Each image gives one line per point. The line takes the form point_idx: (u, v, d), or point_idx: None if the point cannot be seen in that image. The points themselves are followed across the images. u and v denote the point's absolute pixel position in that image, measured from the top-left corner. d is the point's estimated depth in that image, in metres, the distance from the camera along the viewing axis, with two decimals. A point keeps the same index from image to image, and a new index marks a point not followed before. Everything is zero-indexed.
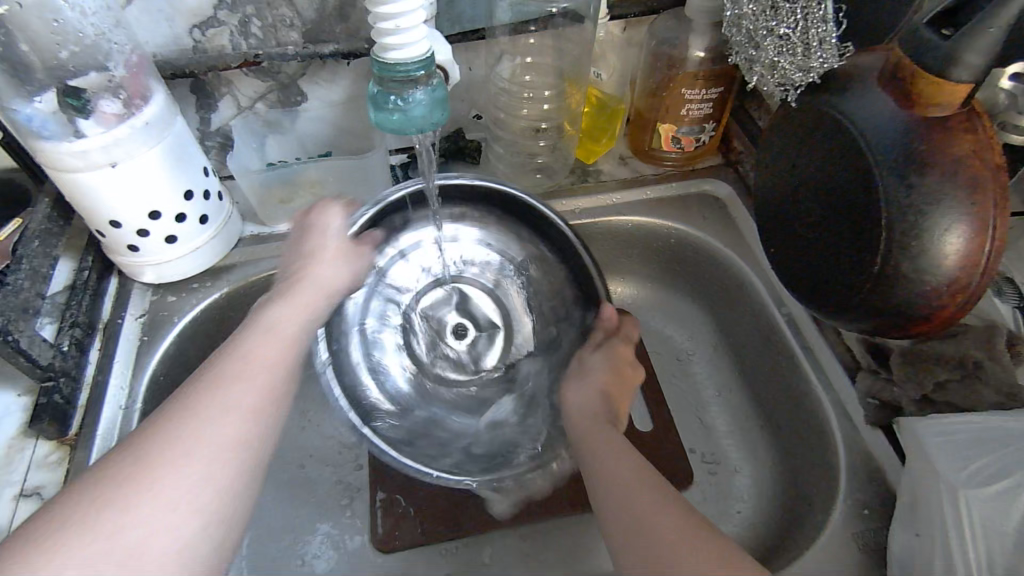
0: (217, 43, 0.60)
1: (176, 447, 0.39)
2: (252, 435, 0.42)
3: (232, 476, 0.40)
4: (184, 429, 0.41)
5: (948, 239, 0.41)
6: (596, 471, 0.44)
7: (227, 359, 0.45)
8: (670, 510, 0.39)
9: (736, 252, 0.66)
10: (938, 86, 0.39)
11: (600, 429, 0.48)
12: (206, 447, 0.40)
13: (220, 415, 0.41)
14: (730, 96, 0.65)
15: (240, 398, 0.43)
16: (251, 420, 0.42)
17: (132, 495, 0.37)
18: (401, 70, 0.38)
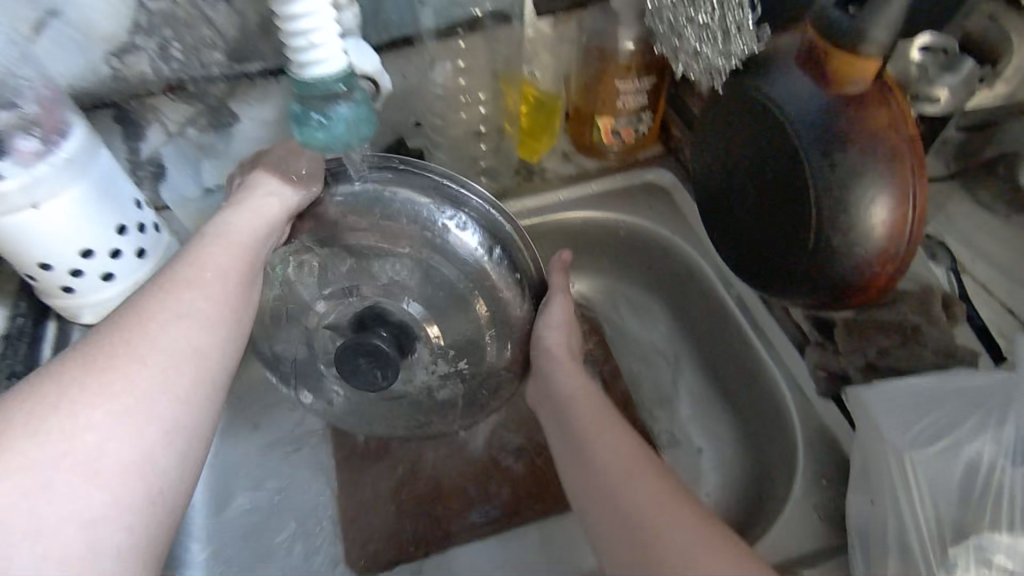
0: (136, 69, 0.58)
1: (108, 370, 0.38)
2: (183, 366, 0.40)
3: (160, 413, 0.38)
4: (108, 370, 0.37)
5: (874, 210, 0.42)
6: (564, 414, 0.51)
7: (167, 276, 0.43)
8: (652, 484, 0.43)
9: (681, 237, 0.67)
10: (850, 62, 0.41)
11: (584, 424, 0.50)
12: (149, 379, 0.38)
13: (181, 330, 0.41)
14: (663, 86, 0.66)
15: (185, 323, 0.41)
16: (198, 341, 0.41)
17: (68, 424, 0.35)
18: (321, 86, 0.37)
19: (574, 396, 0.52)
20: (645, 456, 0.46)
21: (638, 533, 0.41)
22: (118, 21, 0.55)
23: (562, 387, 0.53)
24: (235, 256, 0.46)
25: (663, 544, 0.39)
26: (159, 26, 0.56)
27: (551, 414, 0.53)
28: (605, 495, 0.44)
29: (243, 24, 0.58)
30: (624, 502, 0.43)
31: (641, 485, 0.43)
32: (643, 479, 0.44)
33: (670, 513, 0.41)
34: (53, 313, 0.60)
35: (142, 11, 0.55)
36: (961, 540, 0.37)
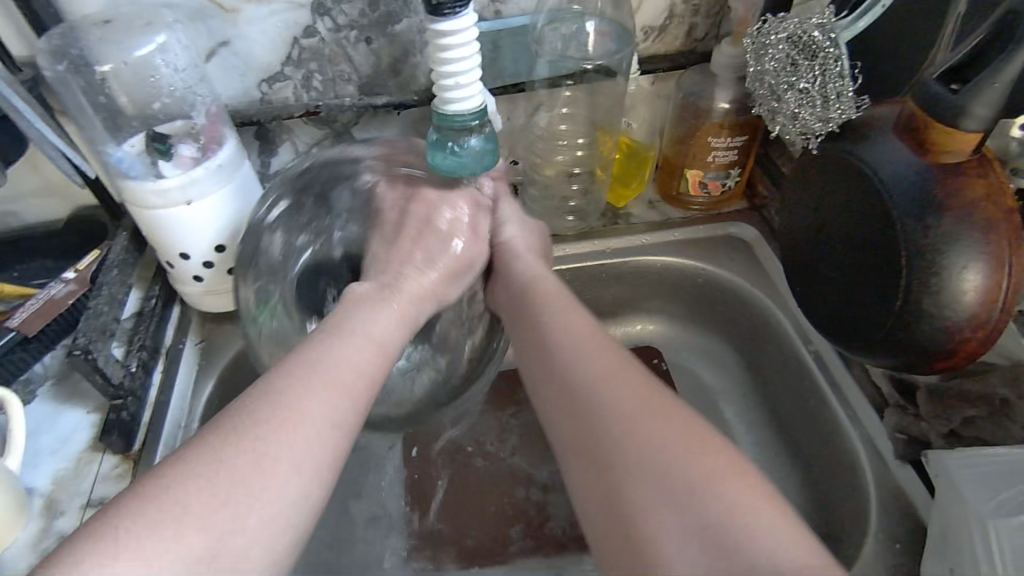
0: (282, 95, 0.66)
1: (223, 471, 0.35)
2: (311, 459, 0.38)
3: (286, 508, 0.36)
4: (227, 468, 0.35)
5: (966, 277, 0.43)
6: (525, 296, 0.53)
7: (287, 369, 0.41)
8: (679, 424, 0.39)
9: (761, 290, 0.69)
10: (949, 135, 0.42)
11: (560, 303, 0.51)
12: (273, 470, 0.36)
13: (318, 426, 0.39)
14: (754, 145, 0.69)
15: (313, 417, 0.39)
16: (323, 439, 0.38)
17: (194, 515, 0.34)
18: (458, 119, 0.41)
19: (534, 280, 0.54)
20: (636, 369, 0.44)
21: (623, 439, 0.39)
22: (276, 52, 0.63)
23: (549, 325, 0.49)
24: (376, 355, 0.44)
25: (629, 457, 0.38)
26: (308, 59, 0.64)
27: (512, 304, 0.54)
28: (592, 427, 0.40)
29: (378, 62, 0.65)
30: (618, 428, 0.39)
31: (627, 396, 0.41)
32: (652, 414, 0.40)
33: (664, 416, 0.40)
34: (180, 299, 0.68)
35: (297, 45, 0.63)
36: None
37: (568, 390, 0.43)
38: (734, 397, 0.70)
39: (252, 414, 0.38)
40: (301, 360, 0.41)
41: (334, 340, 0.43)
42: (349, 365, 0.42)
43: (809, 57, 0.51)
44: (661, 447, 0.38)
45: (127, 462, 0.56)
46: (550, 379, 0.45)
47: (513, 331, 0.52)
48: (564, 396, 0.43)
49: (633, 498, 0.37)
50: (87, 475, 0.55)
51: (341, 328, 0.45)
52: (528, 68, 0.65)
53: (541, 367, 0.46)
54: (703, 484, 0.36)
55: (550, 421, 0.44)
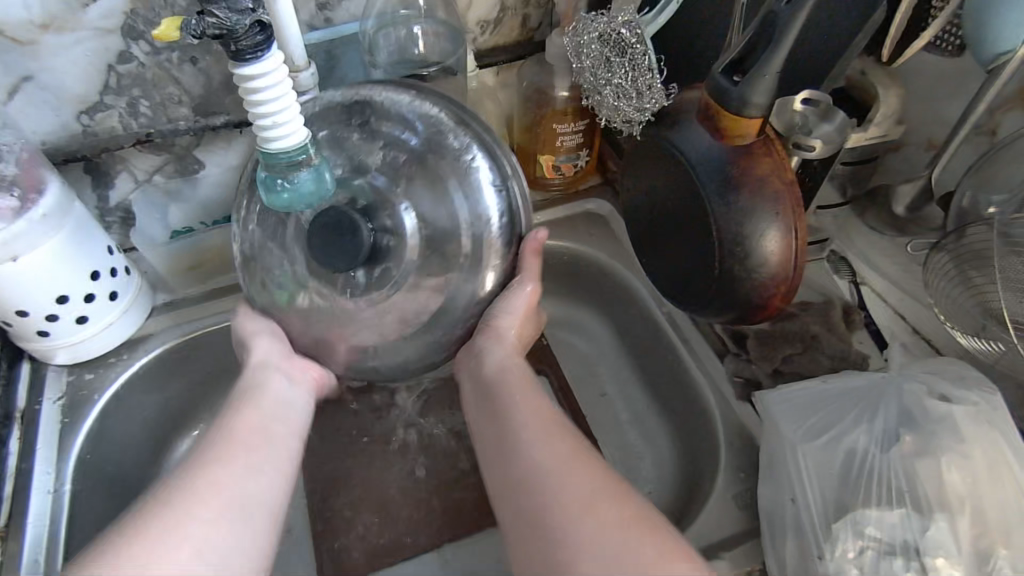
0: (107, 125, 0.62)
1: (158, 514, 0.41)
2: (239, 506, 0.43)
3: (221, 539, 0.41)
4: (168, 514, 0.41)
5: (767, 242, 0.50)
6: (493, 385, 0.51)
7: (208, 436, 0.47)
8: (640, 523, 0.40)
9: (620, 261, 0.75)
10: (737, 121, 0.48)
11: (523, 387, 0.50)
12: (203, 509, 0.42)
13: (228, 470, 0.45)
14: (597, 126, 0.74)
15: (229, 458, 0.45)
16: (238, 487, 0.44)
17: (132, 558, 0.38)
18: (284, 157, 0.42)
19: (503, 371, 0.51)
20: (593, 462, 0.44)
21: (562, 544, 0.40)
22: (90, 82, 0.59)
23: (509, 416, 0.48)
24: (278, 414, 0.51)
25: (585, 557, 0.39)
26: (129, 86, 0.60)
27: (483, 399, 0.51)
28: (540, 519, 0.42)
29: (208, 81, 0.63)
30: (564, 530, 0.41)
31: (581, 489, 0.42)
32: (607, 518, 0.40)
33: (617, 505, 0.41)
34: (27, 355, 0.63)
35: (112, 72, 0.59)
36: (842, 516, 0.44)
37: (528, 490, 0.44)
38: (609, 362, 0.76)
39: (192, 469, 0.44)
40: (218, 427, 0.48)
41: (234, 404, 0.50)
42: (249, 421, 0.49)
43: (620, 55, 0.55)
44: (609, 546, 0.39)
45: None
46: (504, 485, 0.46)
47: (477, 421, 0.51)
48: (519, 493, 0.44)
49: None
50: None
51: (237, 394, 0.51)
52: (367, 76, 0.65)
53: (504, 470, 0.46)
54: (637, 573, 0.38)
55: (508, 514, 0.45)
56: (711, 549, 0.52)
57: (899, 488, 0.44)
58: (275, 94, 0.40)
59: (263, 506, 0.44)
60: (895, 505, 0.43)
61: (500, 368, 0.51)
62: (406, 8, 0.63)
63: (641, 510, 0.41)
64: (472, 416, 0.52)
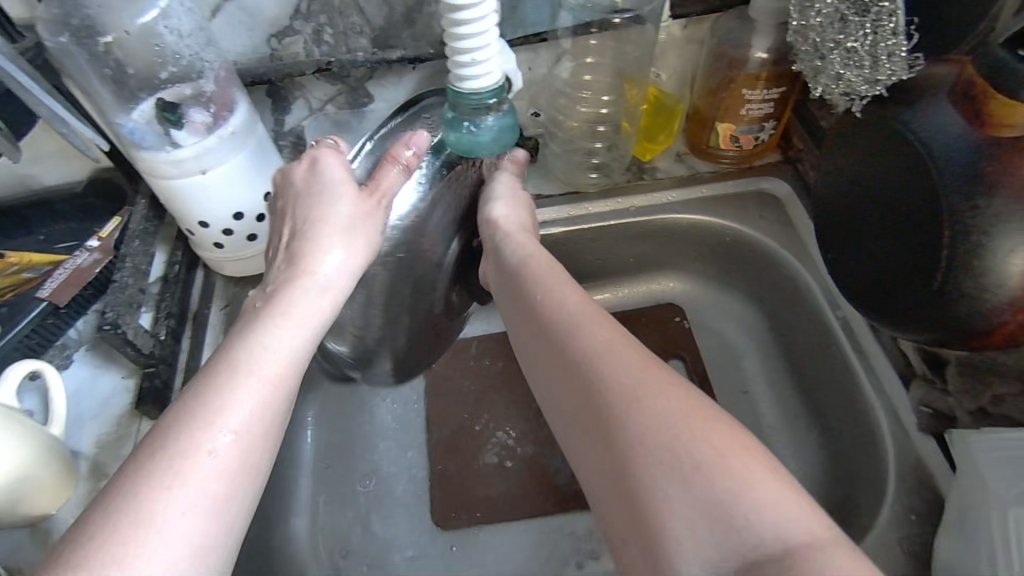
0: (292, 50, 0.63)
1: (185, 453, 0.35)
2: (252, 452, 0.37)
3: (244, 489, 0.36)
4: (198, 446, 0.35)
5: (1016, 261, 0.41)
6: (522, 272, 0.52)
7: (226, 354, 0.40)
8: (687, 398, 0.37)
9: (791, 251, 0.67)
10: (1013, 108, 0.39)
11: (558, 277, 0.50)
12: (225, 465, 0.35)
13: (242, 407, 0.38)
14: (793, 94, 0.65)
15: (244, 396, 0.38)
16: (249, 436, 0.37)
17: (152, 520, 0.32)
18: (475, 100, 0.40)
19: (570, 308, 0.45)
20: (637, 348, 0.40)
21: (614, 406, 0.37)
22: (284, 6, 0.60)
23: (547, 302, 0.47)
24: (280, 339, 0.42)
25: (639, 433, 0.35)
26: (317, 12, 0.61)
27: (507, 276, 0.53)
28: (594, 393, 0.38)
29: (390, 13, 0.62)
30: (615, 398, 0.37)
31: (630, 363, 0.39)
32: (661, 389, 0.37)
33: (670, 393, 0.37)
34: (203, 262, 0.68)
35: None
36: None
37: (576, 381, 0.40)
38: (756, 359, 0.69)
39: (185, 405, 0.37)
40: (236, 348, 0.40)
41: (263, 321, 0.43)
42: (283, 353, 0.41)
43: (859, 13, 0.47)
44: (649, 424, 0.35)
45: None
46: (543, 386, 0.43)
47: (516, 326, 0.49)
48: (562, 385, 0.41)
49: (636, 467, 0.34)
50: (129, 438, 0.57)
51: (271, 315, 0.43)
52: (551, 18, 0.60)
53: (551, 354, 0.43)
54: (686, 447, 0.34)
55: (555, 408, 0.42)
56: None
57: None
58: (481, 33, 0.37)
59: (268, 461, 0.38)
60: None
61: (520, 252, 0.54)
62: None
63: (680, 385, 0.38)
64: (507, 301, 0.52)
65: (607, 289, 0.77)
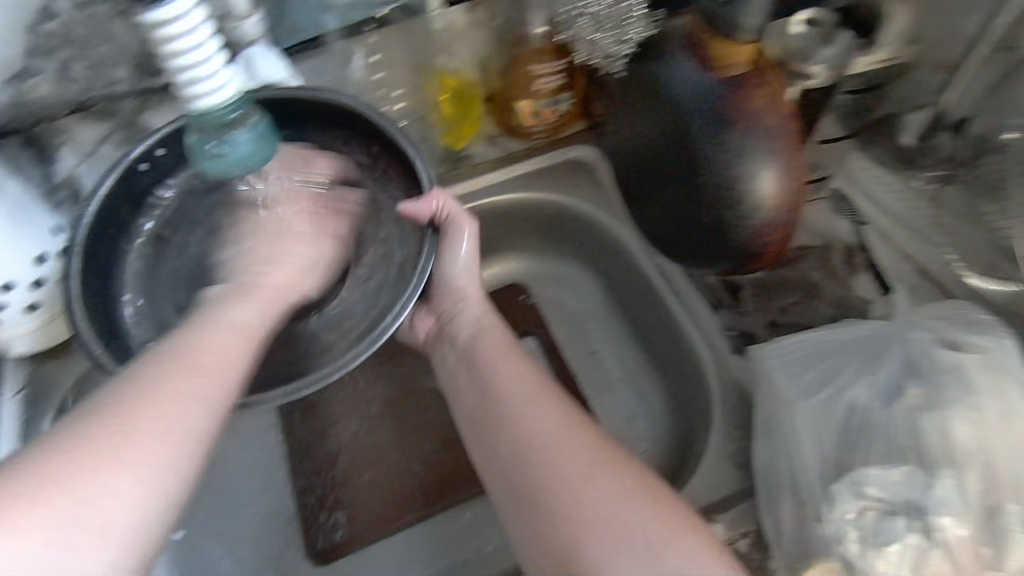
0: (39, 92, 0.57)
1: (116, 420, 0.34)
2: (188, 419, 0.36)
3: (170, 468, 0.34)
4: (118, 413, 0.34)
5: (764, 183, 0.45)
6: (471, 345, 0.51)
7: (173, 344, 0.40)
8: (633, 474, 0.41)
9: (606, 211, 0.71)
10: (730, 45, 0.44)
11: (505, 342, 0.50)
12: (163, 436, 0.34)
13: (188, 393, 0.37)
14: (578, 64, 0.68)
15: (190, 388, 0.37)
16: (188, 412, 0.36)
17: (73, 481, 0.31)
18: (213, 118, 0.38)
19: (509, 374, 0.47)
20: (593, 431, 0.43)
21: (563, 498, 0.40)
22: (13, 44, 0.53)
23: (491, 373, 0.48)
24: (230, 332, 0.43)
25: (591, 515, 0.39)
26: (58, 47, 0.55)
27: (442, 343, 0.54)
28: (541, 481, 0.41)
29: (145, 38, 0.57)
30: (571, 487, 0.40)
31: (579, 457, 0.41)
32: (607, 469, 0.41)
33: (628, 472, 0.41)
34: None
35: (35, 33, 0.53)
36: (842, 477, 0.42)
37: (527, 454, 0.43)
38: (598, 320, 0.72)
39: (124, 386, 0.36)
40: (182, 339, 0.41)
41: (210, 318, 0.44)
42: (234, 351, 0.41)
43: None
44: (603, 510, 0.39)
45: None
46: (484, 452, 0.45)
47: (454, 394, 0.50)
48: (510, 458, 0.44)
49: (589, 556, 0.38)
50: None
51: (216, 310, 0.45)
52: (318, 22, 0.59)
53: (492, 430, 0.45)
54: (639, 527, 0.38)
55: (496, 481, 0.44)
56: (703, 512, 0.50)
57: (902, 444, 0.41)
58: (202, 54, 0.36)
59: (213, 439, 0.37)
60: (897, 462, 0.41)
61: (472, 331, 0.51)
62: None
63: (633, 466, 0.41)
64: (449, 369, 0.52)
65: None
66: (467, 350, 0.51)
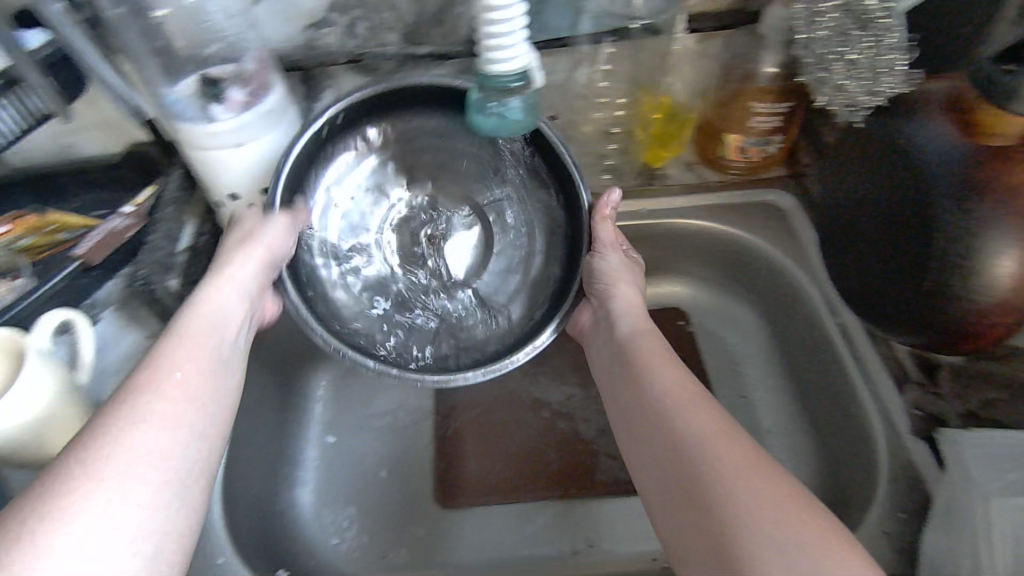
0: (327, 41, 0.67)
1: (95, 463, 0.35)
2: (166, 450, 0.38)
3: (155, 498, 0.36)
4: (107, 451, 0.36)
5: (1002, 262, 0.43)
6: (629, 350, 0.53)
7: (129, 386, 0.40)
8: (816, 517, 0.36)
9: (793, 259, 0.69)
10: (999, 118, 0.42)
11: (660, 351, 0.52)
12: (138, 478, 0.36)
13: (149, 432, 0.38)
14: (800, 110, 0.67)
15: (161, 429, 0.39)
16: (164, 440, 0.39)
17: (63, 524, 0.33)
18: (501, 83, 0.43)
19: (670, 388, 0.47)
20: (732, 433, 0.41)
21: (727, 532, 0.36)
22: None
23: (652, 383, 0.48)
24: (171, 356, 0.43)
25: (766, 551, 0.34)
26: (352, 6, 0.64)
27: (614, 349, 0.55)
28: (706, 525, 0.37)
29: (421, 11, 0.65)
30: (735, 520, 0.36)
31: (747, 480, 0.38)
32: (782, 498, 0.36)
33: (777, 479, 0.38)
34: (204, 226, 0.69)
35: None
36: None
37: (671, 436, 0.42)
38: (756, 365, 0.71)
39: (95, 433, 0.37)
40: (131, 384, 0.41)
41: (164, 346, 0.44)
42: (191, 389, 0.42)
43: (862, 27, 0.48)
44: (749, 501, 0.36)
45: None
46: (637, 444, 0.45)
47: (620, 401, 0.50)
48: (656, 449, 0.43)
49: None
50: None
51: (184, 327, 0.46)
52: (571, 26, 0.64)
53: (656, 443, 0.43)
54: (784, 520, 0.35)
55: (660, 508, 0.41)
56: None
57: None
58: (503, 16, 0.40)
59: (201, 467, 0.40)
60: None
61: (631, 330, 0.55)
62: None
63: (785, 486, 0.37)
64: (604, 365, 0.56)
65: None
66: (635, 361, 0.51)
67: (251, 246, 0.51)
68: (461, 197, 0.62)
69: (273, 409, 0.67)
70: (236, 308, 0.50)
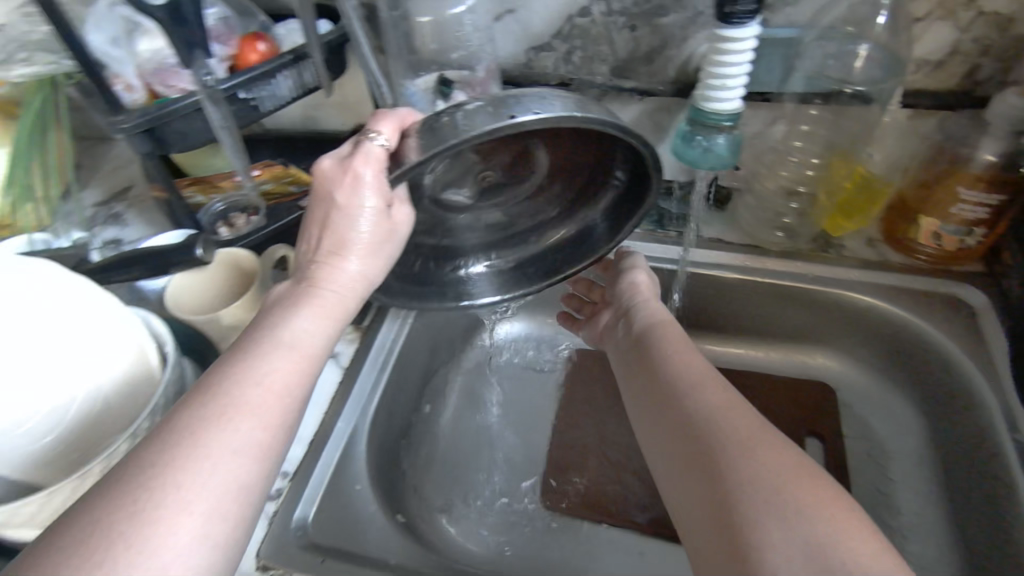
0: (544, 63, 0.74)
1: (184, 464, 0.34)
2: (247, 455, 0.37)
3: (231, 508, 0.35)
4: (192, 450, 0.35)
5: None
6: (647, 338, 0.54)
7: (203, 408, 0.37)
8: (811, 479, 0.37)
9: (974, 360, 0.63)
10: None
11: (681, 337, 0.53)
12: (215, 484, 0.35)
13: (225, 460, 0.36)
14: (1015, 206, 0.62)
15: (232, 458, 0.36)
16: (247, 449, 0.37)
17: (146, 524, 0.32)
18: (714, 120, 0.52)
19: (688, 369, 0.48)
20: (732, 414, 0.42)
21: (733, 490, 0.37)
22: (551, 25, 0.70)
23: (671, 368, 0.49)
24: (271, 350, 0.42)
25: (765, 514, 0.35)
26: (575, 37, 0.71)
27: (633, 340, 0.56)
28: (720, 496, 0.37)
29: (635, 48, 0.70)
30: (740, 488, 0.37)
31: (764, 454, 0.38)
32: (797, 475, 0.37)
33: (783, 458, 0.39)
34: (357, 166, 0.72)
35: (569, 22, 0.69)
36: None
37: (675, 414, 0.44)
38: (904, 462, 0.67)
39: (182, 429, 0.36)
40: (201, 406, 0.37)
41: (247, 358, 0.41)
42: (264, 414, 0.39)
43: None
44: (760, 471, 0.37)
45: (357, 331, 0.69)
46: (668, 409, 0.45)
47: (633, 388, 0.51)
48: (675, 430, 0.43)
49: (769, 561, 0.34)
50: None
51: (275, 338, 0.43)
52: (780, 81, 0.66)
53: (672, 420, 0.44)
54: (803, 508, 0.35)
55: (675, 495, 0.41)
56: None
57: None
58: (735, 66, 0.49)
59: (261, 493, 0.38)
60: None
61: (648, 321, 0.57)
62: (852, 27, 0.62)
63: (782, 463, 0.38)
64: (620, 359, 0.57)
65: (759, 348, 0.79)
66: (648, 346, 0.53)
67: (353, 252, 0.49)
68: (543, 171, 0.53)
69: (422, 375, 0.73)
70: (320, 329, 0.46)
